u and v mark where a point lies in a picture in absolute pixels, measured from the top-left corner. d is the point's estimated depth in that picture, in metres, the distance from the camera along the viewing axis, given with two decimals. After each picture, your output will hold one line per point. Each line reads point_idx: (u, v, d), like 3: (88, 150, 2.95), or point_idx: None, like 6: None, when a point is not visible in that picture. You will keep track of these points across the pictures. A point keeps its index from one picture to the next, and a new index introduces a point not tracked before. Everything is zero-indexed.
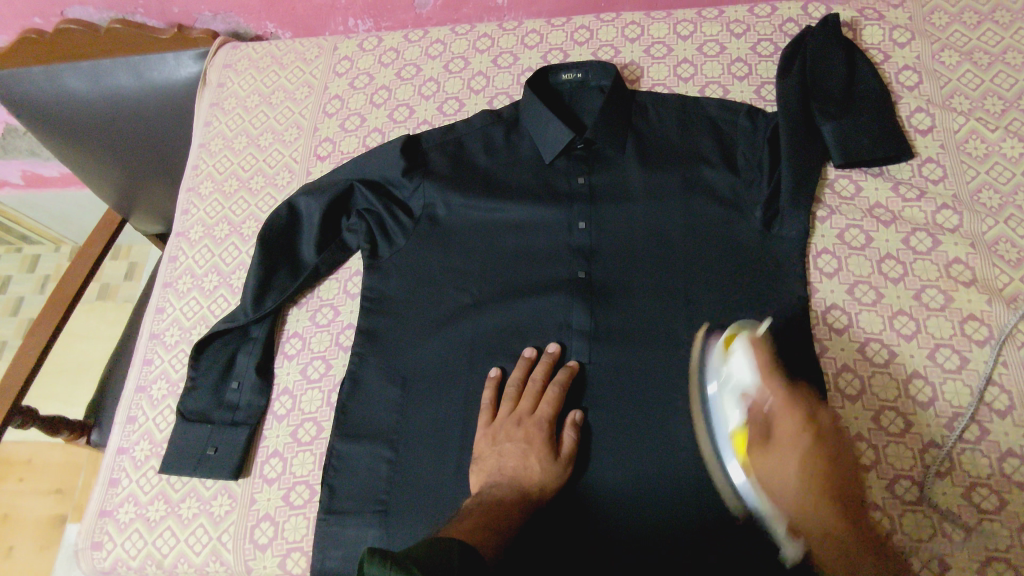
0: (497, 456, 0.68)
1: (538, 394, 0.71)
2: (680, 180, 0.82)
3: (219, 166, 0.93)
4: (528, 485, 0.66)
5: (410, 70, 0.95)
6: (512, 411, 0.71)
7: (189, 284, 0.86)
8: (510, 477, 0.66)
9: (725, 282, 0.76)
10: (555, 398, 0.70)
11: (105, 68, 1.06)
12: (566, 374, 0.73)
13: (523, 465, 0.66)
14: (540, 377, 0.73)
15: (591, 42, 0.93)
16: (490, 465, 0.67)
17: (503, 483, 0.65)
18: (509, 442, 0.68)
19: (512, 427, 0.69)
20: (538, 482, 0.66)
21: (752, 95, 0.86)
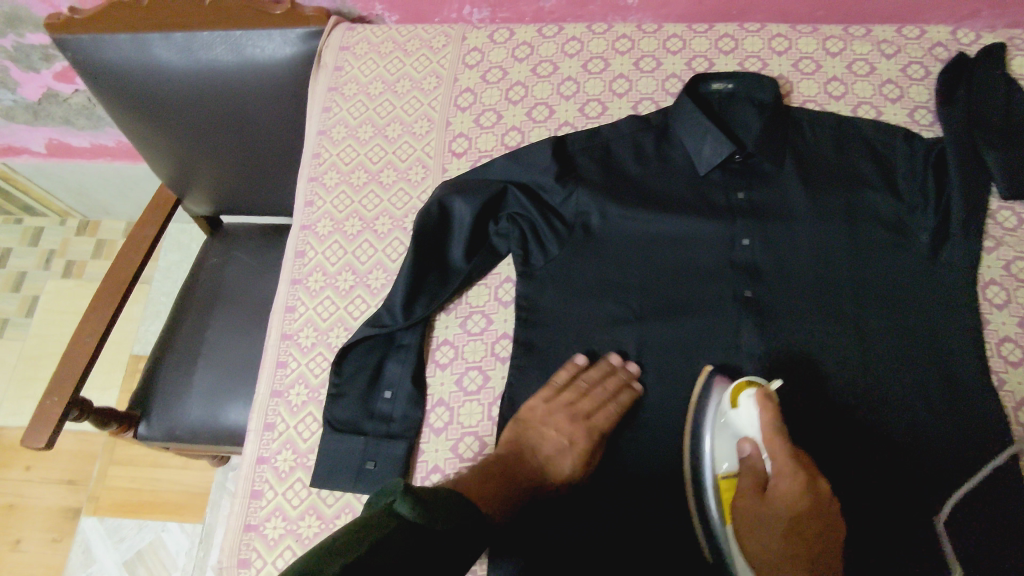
0: (543, 435, 0.70)
1: (600, 405, 0.71)
2: (844, 203, 0.80)
3: (345, 156, 0.87)
4: (551, 475, 0.68)
5: (547, 67, 0.90)
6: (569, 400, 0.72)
7: (321, 282, 0.80)
8: (539, 459, 0.68)
9: (894, 307, 0.76)
10: (613, 419, 0.71)
11: (204, 41, 0.98)
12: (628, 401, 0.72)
13: (559, 455, 0.68)
14: (609, 393, 0.72)
15: (736, 52, 0.90)
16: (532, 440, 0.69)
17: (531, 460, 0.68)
18: (559, 431, 0.70)
19: (564, 418, 0.71)
20: (563, 475, 0.68)
21: (905, 118, 0.86)
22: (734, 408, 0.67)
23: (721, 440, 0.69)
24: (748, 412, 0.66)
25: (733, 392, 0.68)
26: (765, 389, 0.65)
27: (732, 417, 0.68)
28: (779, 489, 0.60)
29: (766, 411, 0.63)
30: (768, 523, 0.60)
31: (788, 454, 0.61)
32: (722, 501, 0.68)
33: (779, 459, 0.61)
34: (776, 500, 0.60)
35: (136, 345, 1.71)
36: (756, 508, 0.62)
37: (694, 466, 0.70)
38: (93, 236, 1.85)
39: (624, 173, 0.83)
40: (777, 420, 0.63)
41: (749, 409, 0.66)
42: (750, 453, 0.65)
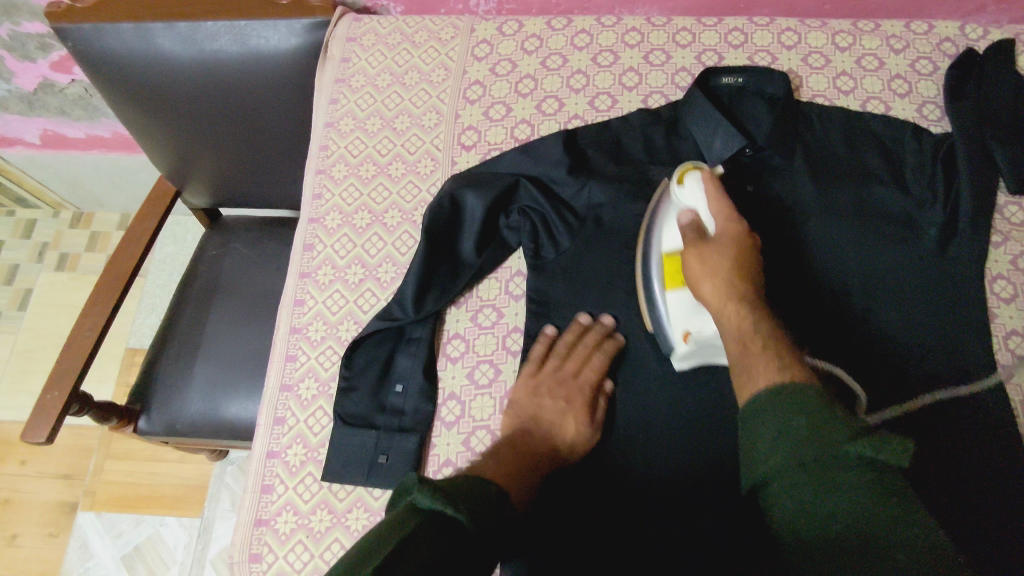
0: (538, 405, 0.70)
1: (583, 357, 0.73)
2: (852, 199, 0.81)
3: (353, 149, 0.86)
4: (560, 439, 0.68)
5: (556, 60, 0.90)
6: (558, 366, 0.73)
7: (330, 275, 0.80)
8: (544, 426, 0.68)
9: (904, 301, 0.77)
10: (601, 367, 0.72)
11: (207, 32, 0.97)
12: (613, 349, 0.74)
13: (560, 419, 0.69)
14: (589, 345, 0.74)
15: (745, 46, 0.90)
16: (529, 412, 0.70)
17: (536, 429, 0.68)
18: (554, 396, 0.70)
19: (555, 383, 0.71)
20: (571, 439, 0.68)
21: (914, 113, 0.86)
22: (683, 187, 0.69)
23: (670, 221, 0.72)
24: (695, 190, 0.68)
25: (680, 171, 0.70)
26: (709, 171, 0.69)
27: (680, 198, 0.70)
28: (722, 242, 0.64)
29: (712, 188, 0.67)
30: (716, 251, 0.64)
31: (736, 220, 0.65)
32: (663, 277, 0.71)
33: (728, 223, 0.65)
34: (716, 249, 0.64)
35: (132, 339, 1.69)
36: (701, 253, 0.64)
37: (647, 240, 0.73)
38: (87, 228, 1.83)
39: (634, 165, 0.83)
40: (721, 190, 0.67)
41: (694, 189, 0.68)
42: (695, 220, 0.68)
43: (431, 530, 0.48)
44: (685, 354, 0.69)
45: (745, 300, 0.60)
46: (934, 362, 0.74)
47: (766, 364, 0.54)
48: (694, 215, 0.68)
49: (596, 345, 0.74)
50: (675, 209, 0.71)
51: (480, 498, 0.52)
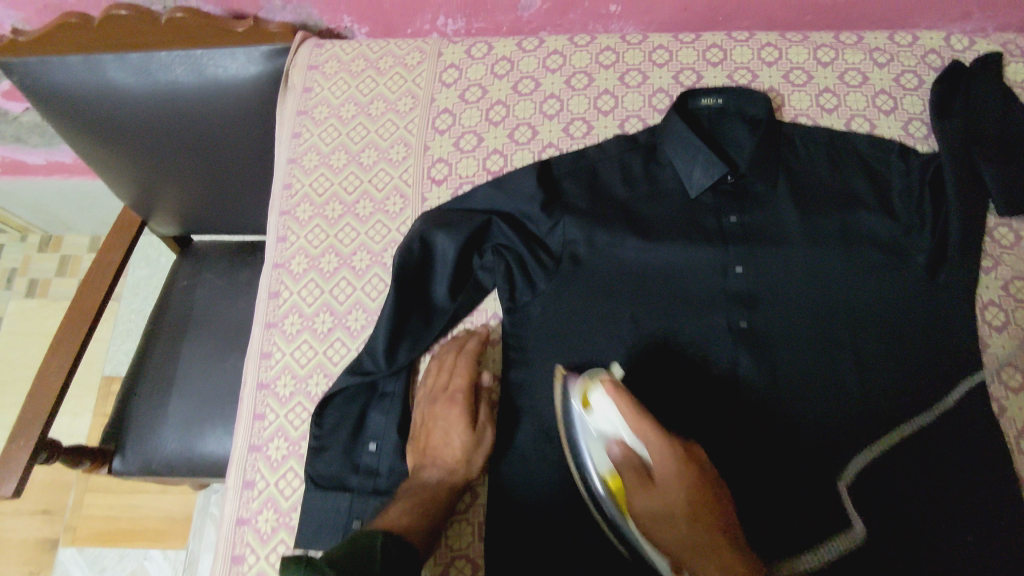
0: (423, 436, 0.70)
1: (450, 367, 0.73)
2: (840, 226, 0.77)
3: (317, 187, 0.82)
4: (450, 460, 0.68)
5: (528, 84, 0.86)
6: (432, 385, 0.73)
7: (297, 325, 0.76)
8: (432, 456, 0.69)
9: (896, 333, 0.74)
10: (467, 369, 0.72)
11: (160, 61, 0.91)
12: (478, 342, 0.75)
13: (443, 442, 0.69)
14: (454, 350, 0.74)
15: (725, 63, 0.86)
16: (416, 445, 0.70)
17: (427, 464, 0.68)
18: (432, 419, 0.71)
19: (430, 404, 0.72)
20: (463, 456, 0.69)
21: (899, 131, 0.83)
22: (590, 411, 0.64)
23: (590, 443, 0.66)
24: (606, 409, 0.63)
25: (583, 392, 0.65)
26: (612, 380, 0.63)
27: (589, 421, 0.65)
28: (669, 483, 0.59)
29: (622, 400, 0.62)
30: (656, 427, 0.61)
31: (665, 437, 0.60)
32: (604, 485, 0.65)
33: (664, 454, 0.60)
34: (664, 496, 0.60)
35: (107, 366, 1.64)
36: (648, 499, 0.60)
37: (572, 448, 0.67)
38: (55, 252, 1.77)
39: (610, 195, 0.80)
40: (635, 403, 0.62)
41: (602, 409, 0.63)
42: (624, 448, 0.63)
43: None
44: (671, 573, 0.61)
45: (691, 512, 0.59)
46: (930, 397, 0.72)
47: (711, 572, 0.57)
48: (619, 450, 0.63)
49: (460, 348, 0.74)
50: (583, 428, 0.66)
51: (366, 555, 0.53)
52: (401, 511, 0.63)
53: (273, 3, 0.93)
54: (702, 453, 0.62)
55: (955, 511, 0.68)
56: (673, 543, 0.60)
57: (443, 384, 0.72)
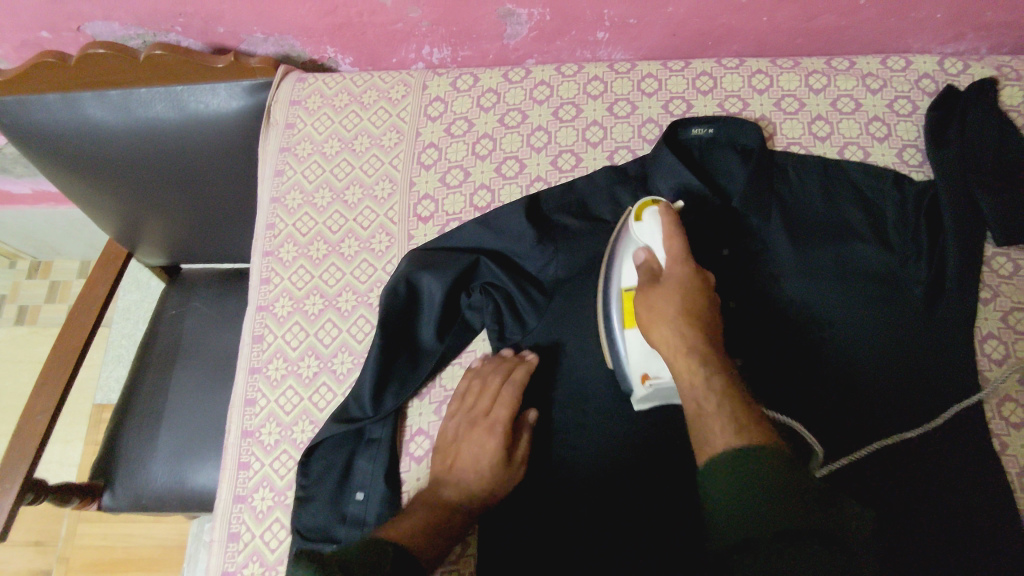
0: (454, 448, 0.68)
1: (496, 393, 0.69)
2: (834, 259, 0.76)
3: (301, 227, 0.80)
4: (474, 480, 0.66)
5: (515, 116, 0.84)
6: (471, 406, 0.70)
7: (282, 370, 0.74)
8: (453, 468, 0.67)
9: (894, 369, 0.72)
10: (514, 398, 0.68)
11: (141, 97, 0.90)
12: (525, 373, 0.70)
13: (473, 461, 0.66)
14: (502, 375, 0.70)
15: (715, 91, 0.85)
16: (441, 455, 0.68)
17: (449, 480, 0.66)
18: (466, 438, 0.68)
19: (467, 426, 0.69)
20: (492, 482, 0.66)
21: (894, 159, 0.82)
22: (638, 226, 0.68)
23: (626, 267, 0.69)
24: (653, 229, 0.67)
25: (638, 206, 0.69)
26: (666, 206, 0.68)
27: (636, 235, 0.68)
28: (670, 286, 0.64)
29: (670, 238, 0.66)
30: (687, 253, 0.65)
31: (683, 252, 0.65)
32: (624, 319, 0.68)
33: (676, 263, 0.65)
34: (667, 294, 0.63)
35: (98, 394, 1.61)
36: (651, 299, 0.64)
37: (608, 339, 0.69)
38: (45, 278, 1.74)
39: (600, 228, 0.78)
40: (677, 226, 0.67)
41: (651, 224, 0.67)
42: (650, 259, 0.67)
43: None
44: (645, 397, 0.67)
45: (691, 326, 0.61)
46: (930, 434, 0.70)
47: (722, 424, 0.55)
48: (647, 255, 0.67)
49: (509, 374, 0.70)
50: (617, 297, 0.69)
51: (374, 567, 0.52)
52: (411, 520, 0.62)
53: (255, 35, 0.91)
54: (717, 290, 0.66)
55: (952, 553, 0.67)
56: (669, 350, 0.61)
57: (489, 410, 0.68)
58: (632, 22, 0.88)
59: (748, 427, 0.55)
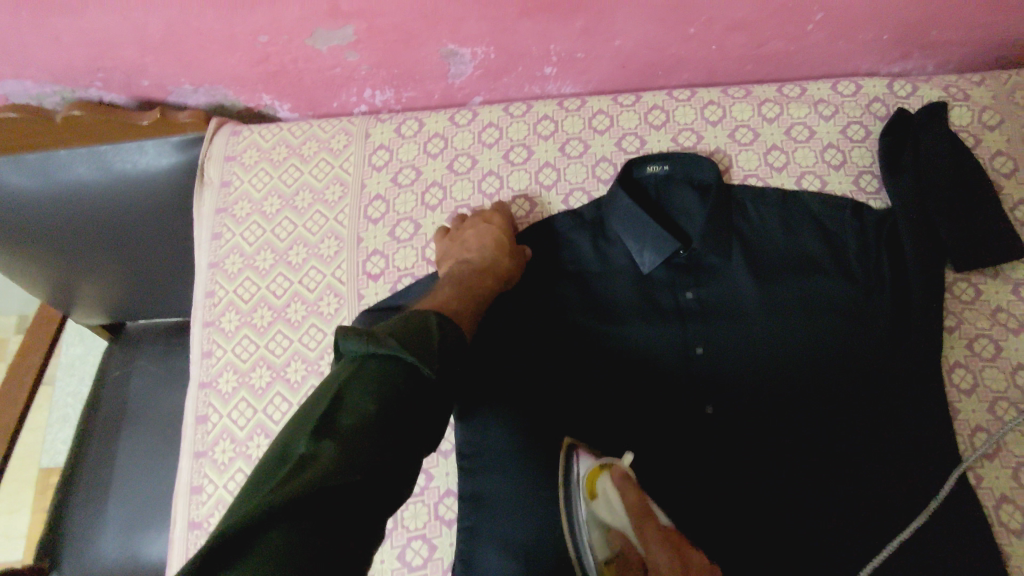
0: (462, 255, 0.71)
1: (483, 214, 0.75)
2: (795, 295, 0.74)
3: (243, 293, 0.76)
4: (495, 259, 0.70)
5: (464, 162, 0.81)
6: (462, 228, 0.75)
7: (229, 452, 0.70)
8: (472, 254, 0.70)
9: (867, 406, 0.70)
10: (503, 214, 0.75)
11: (61, 160, 0.85)
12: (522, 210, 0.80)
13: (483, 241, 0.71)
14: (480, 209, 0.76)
15: (668, 125, 0.83)
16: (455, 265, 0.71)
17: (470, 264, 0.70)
18: (468, 240, 0.72)
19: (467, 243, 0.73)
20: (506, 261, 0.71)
21: (851, 186, 0.81)
22: (593, 499, 0.59)
23: (585, 528, 0.59)
24: (608, 502, 0.58)
25: (589, 477, 0.61)
26: (620, 466, 0.60)
27: (591, 512, 0.59)
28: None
29: (624, 492, 0.56)
30: (655, 522, 0.53)
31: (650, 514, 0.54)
32: None
33: (638, 510, 0.55)
34: None
35: (43, 458, 1.48)
36: None
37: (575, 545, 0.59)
38: None
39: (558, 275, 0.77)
40: (630, 483, 0.57)
41: (605, 501, 0.58)
42: (614, 530, 0.57)
43: (373, 375, 0.49)
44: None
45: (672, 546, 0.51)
46: (912, 474, 0.67)
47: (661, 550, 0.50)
48: (614, 532, 0.57)
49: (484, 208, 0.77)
50: (582, 517, 0.59)
51: (422, 332, 0.53)
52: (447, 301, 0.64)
53: (183, 86, 0.86)
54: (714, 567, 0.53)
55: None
56: None
57: (484, 215, 0.75)
58: (580, 56, 0.85)
59: None
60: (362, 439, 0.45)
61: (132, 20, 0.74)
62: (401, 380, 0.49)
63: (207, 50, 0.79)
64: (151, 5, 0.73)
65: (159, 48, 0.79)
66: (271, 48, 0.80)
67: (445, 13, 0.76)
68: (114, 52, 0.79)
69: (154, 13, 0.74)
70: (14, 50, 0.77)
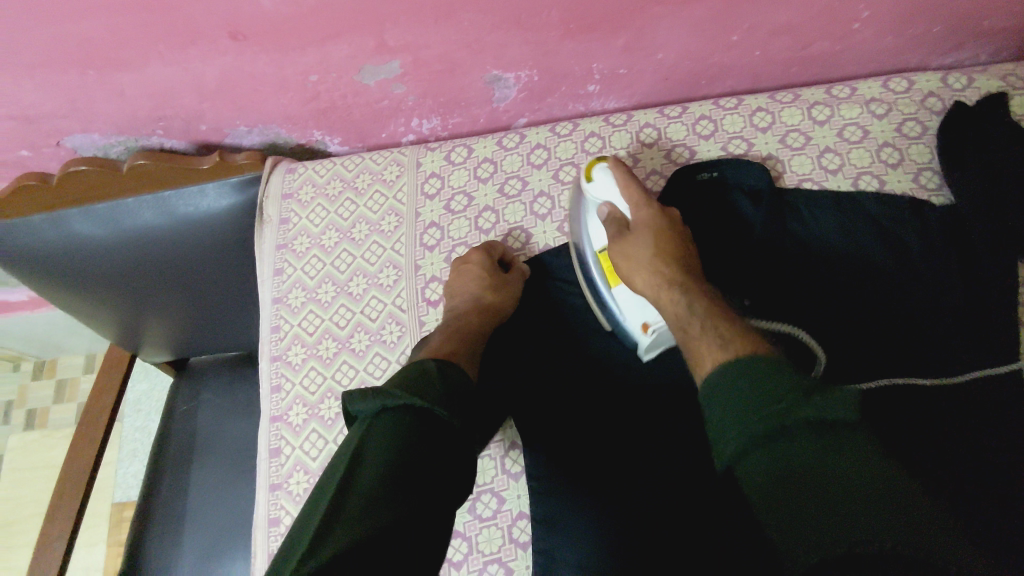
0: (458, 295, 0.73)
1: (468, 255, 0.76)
2: (860, 296, 0.73)
3: (307, 325, 0.78)
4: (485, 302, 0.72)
5: (515, 184, 0.82)
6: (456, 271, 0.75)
7: (303, 484, 0.71)
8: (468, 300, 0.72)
9: (949, 409, 0.68)
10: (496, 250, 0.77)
11: (129, 207, 0.89)
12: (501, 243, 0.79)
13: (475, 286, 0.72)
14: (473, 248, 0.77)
15: (717, 135, 0.82)
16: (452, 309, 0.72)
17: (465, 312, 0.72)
18: (464, 282, 0.73)
19: (462, 280, 0.74)
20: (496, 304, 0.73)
21: (911, 184, 0.79)
22: (592, 181, 0.73)
23: (591, 219, 0.74)
24: (607, 180, 0.72)
25: (586, 169, 0.73)
26: (615, 161, 0.73)
27: (590, 192, 0.73)
28: (642, 223, 0.69)
29: (619, 170, 0.72)
30: (638, 189, 0.71)
31: (642, 195, 0.70)
32: (603, 276, 0.72)
33: (641, 207, 0.70)
34: (637, 239, 0.68)
35: (117, 492, 1.52)
36: (621, 257, 0.68)
37: (575, 241, 0.76)
38: (52, 376, 1.60)
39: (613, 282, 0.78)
40: (630, 175, 0.72)
41: (603, 181, 0.72)
42: (615, 211, 0.71)
43: (384, 433, 0.53)
44: (652, 343, 0.69)
45: (669, 284, 0.64)
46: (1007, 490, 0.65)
47: (679, 306, 0.62)
48: (610, 209, 0.71)
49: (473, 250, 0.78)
50: (586, 201, 0.74)
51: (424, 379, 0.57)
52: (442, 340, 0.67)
53: (238, 128, 0.89)
54: (676, 215, 0.72)
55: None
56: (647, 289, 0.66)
57: (466, 257, 0.76)
58: (622, 72, 0.86)
59: (737, 346, 0.54)
60: (382, 494, 0.49)
61: (190, 69, 0.78)
62: (413, 429, 0.53)
63: (260, 91, 0.82)
64: (208, 54, 0.75)
65: (216, 94, 0.82)
66: (321, 86, 0.82)
67: (488, 40, 0.78)
68: (174, 100, 0.82)
69: (211, 61, 0.77)
70: (80, 106, 0.81)
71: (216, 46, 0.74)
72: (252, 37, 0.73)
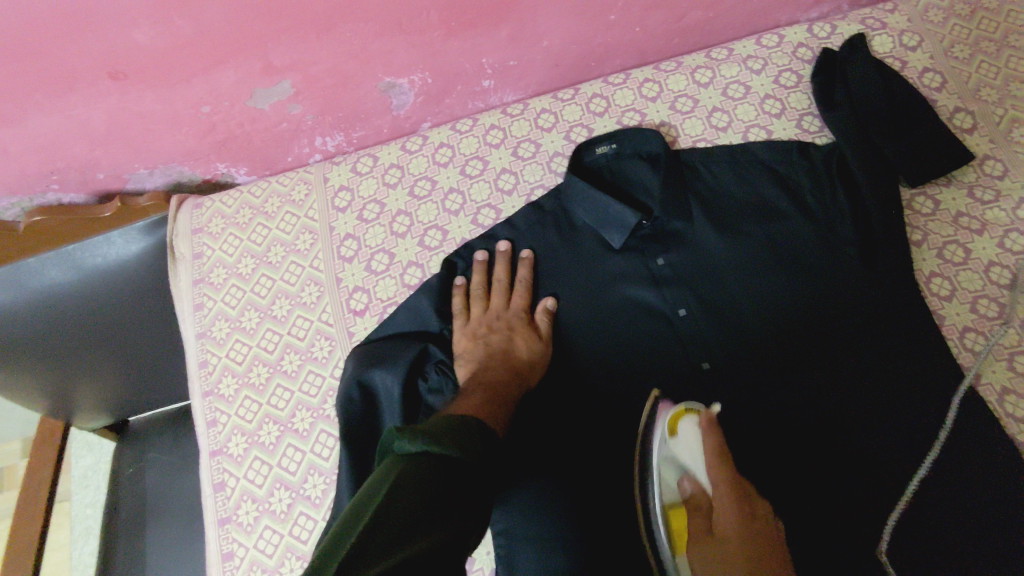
0: (484, 345, 0.70)
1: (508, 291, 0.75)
2: (764, 235, 0.76)
3: (235, 355, 0.77)
4: (519, 359, 0.68)
5: (424, 185, 0.83)
6: (484, 309, 0.73)
7: (253, 512, 0.70)
8: (500, 356, 0.68)
9: (873, 328, 0.70)
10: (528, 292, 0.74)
11: (32, 269, 0.85)
12: (528, 270, 0.76)
13: (511, 344, 0.70)
14: (506, 279, 0.75)
15: (610, 110, 0.86)
16: (479, 355, 0.69)
17: (494, 364, 0.67)
18: (495, 333, 0.71)
19: (495, 325, 0.72)
20: (529, 359, 0.69)
21: (795, 130, 0.83)
22: (675, 441, 0.63)
23: (666, 473, 0.64)
24: (691, 447, 0.62)
25: (671, 419, 0.64)
26: (705, 415, 0.62)
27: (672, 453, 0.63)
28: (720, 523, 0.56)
29: (707, 437, 0.61)
30: (730, 473, 0.59)
31: (729, 482, 0.58)
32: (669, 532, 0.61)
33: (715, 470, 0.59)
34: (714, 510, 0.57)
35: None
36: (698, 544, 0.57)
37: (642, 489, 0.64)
38: None
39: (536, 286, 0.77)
40: (720, 449, 0.60)
41: (687, 443, 0.62)
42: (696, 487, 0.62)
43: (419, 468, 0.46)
44: None
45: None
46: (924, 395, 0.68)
47: None
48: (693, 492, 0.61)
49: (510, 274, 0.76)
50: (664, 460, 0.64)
51: (460, 426, 0.50)
52: (480, 400, 0.61)
53: (138, 171, 0.88)
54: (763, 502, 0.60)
55: (955, 509, 0.65)
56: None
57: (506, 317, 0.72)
58: (513, 63, 0.88)
59: None
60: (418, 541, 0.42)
61: (74, 116, 0.76)
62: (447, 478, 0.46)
63: (154, 131, 0.81)
64: (90, 98, 0.74)
65: (107, 138, 0.80)
66: (215, 116, 0.82)
67: (374, 48, 0.79)
68: (64, 151, 0.80)
69: (96, 105, 0.75)
70: None
71: (98, 87, 0.73)
72: (133, 74, 0.73)
